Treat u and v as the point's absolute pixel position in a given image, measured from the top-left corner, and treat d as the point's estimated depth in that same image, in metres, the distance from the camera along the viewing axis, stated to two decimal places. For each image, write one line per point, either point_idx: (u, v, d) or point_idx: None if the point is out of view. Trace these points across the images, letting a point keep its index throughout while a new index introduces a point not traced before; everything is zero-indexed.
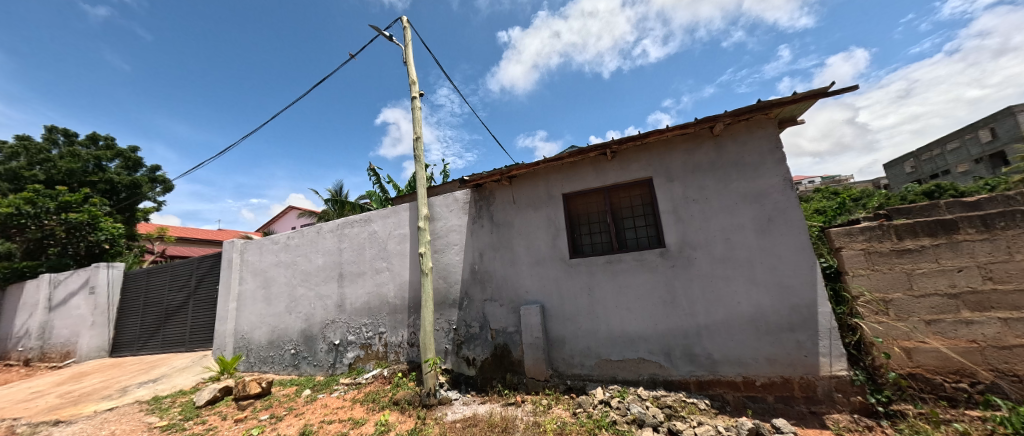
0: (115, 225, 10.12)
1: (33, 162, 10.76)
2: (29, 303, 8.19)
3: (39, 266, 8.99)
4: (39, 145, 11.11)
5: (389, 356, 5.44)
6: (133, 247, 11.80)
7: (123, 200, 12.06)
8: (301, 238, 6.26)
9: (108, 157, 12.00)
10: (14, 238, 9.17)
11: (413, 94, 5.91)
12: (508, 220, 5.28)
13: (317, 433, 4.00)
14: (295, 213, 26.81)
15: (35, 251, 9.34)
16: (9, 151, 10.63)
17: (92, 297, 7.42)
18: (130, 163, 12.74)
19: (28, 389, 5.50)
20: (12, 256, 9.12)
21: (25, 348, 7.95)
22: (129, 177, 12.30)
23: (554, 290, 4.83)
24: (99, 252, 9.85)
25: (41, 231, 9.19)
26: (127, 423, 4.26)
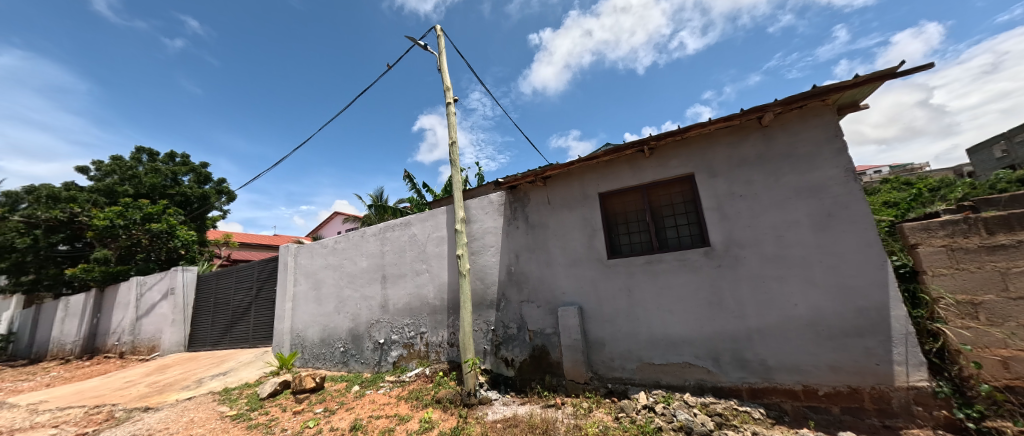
0: (189, 233, 11.32)
1: (125, 179, 12.25)
2: (122, 302, 9.32)
3: (130, 270, 10.25)
4: (129, 163, 12.62)
5: (430, 355, 5.60)
6: (204, 251, 13.09)
7: (195, 210, 13.43)
8: (347, 242, 6.61)
9: (183, 172, 13.38)
10: (110, 246, 10.47)
11: (447, 100, 6.07)
12: (543, 220, 5.26)
13: (367, 427, 4.20)
14: (340, 218, 28.46)
15: (126, 256, 10.56)
16: (106, 169, 12.20)
17: (172, 298, 8.30)
18: (201, 177, 14.14)
19: (123, 378, 6.24)
20: (108, 261, 10.27)
21: (119, 342, 9.04)
22: (200, 189, 13.65)
23: (591, 291, 4.74)
24: (177, 256, 11.18)
25: (130, 240, 10.41)
26: (203, 411, 4.72)
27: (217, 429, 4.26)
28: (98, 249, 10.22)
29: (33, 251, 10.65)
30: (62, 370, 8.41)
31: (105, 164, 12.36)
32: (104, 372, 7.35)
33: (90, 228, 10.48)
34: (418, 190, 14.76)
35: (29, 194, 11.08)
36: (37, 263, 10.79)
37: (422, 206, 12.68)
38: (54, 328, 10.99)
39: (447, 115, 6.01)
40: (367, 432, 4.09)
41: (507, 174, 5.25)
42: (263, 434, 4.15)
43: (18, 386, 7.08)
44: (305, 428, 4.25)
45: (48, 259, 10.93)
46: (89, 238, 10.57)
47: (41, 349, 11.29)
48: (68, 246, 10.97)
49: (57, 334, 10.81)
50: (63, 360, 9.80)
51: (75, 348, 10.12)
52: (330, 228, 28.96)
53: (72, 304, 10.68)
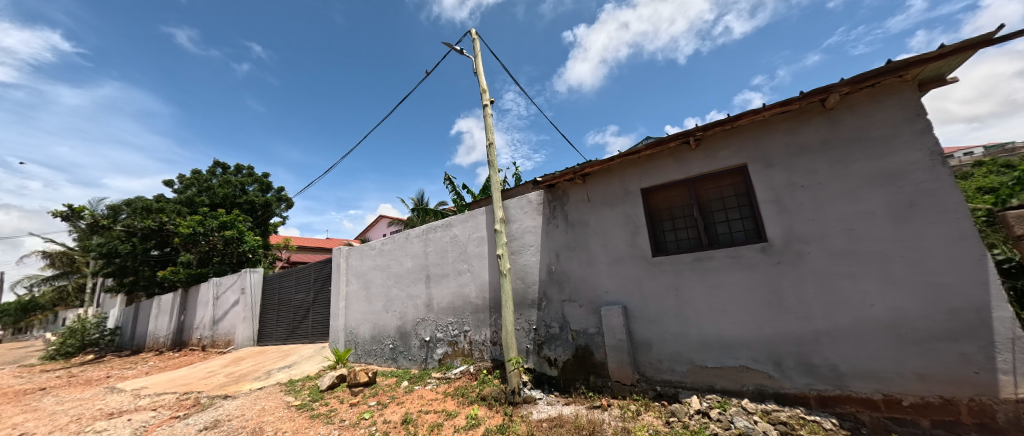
0: (255, 239, 12.48)
1: (203, 190, 13.74)
2: (202, 301, 10.43)
3: (209, 271, 11.46)
4: (205, 176, 14.11)
5: (474, 354, 5.71)
6: (268, 254, 14.32)
7: (260, 216, 14.72)
8: (393, 243, 6.92)
9: (249, 182, 14.72)
10: (192, 250, 11.65)
11: (484, 102, 6.16)
12: (583, 219, 5.18)
13: (417, 421, 4.36)
14: (385, 221, 29.99)
15: (205, 259, 11.78)
16: (187, 182, 13.73)
17: (243, 296, 9.16)
18: (264, 187, 15.45)
19: (205, 369, 6.98)
20: (190, 265, 11.49)
21: (200, 337, 10.12)
22: (263, 197, 14.93)
23: (636, 290, 4.58)
24: (246, 259, 12.33)
25: (208, 246, 11.63)
26: (272, 400, 5.15)
27: (285, 417, 4.63)
28: (183, 253, 11.46)
29: (132, 256, 12.13)
30: (157, 360, 9.60)
31: (187, 177, 13.92)
32: (190, 363, 8.28)
33: (176, 235, 11.77)
34: (457, 193, 15.17)
35: (129, 206, 12.72)
36: (134, 265, 12.23)
37: (462, 208, 13.00)
38: (149, 323, 12.54)
39: (485, 117, 6.12)
40: (418, 426, 4.25)
41: (545, 173, 5.23)
42: (324, 423, 4.44)
43: (124, 373, 8.16)
44: (361, 419, 4.49)
45: (144, 262, 12.39)
46: (175, 244, 11.91)
47: (139, 342, 12.96)
48: (159, 251, 12.41)
49: (152, 329, 12.32)
50: (156, 352, 11.16)
51: (166, 340, 11.50)
52: (375, 230, 30.55)
53: (162, 302, 12.14)
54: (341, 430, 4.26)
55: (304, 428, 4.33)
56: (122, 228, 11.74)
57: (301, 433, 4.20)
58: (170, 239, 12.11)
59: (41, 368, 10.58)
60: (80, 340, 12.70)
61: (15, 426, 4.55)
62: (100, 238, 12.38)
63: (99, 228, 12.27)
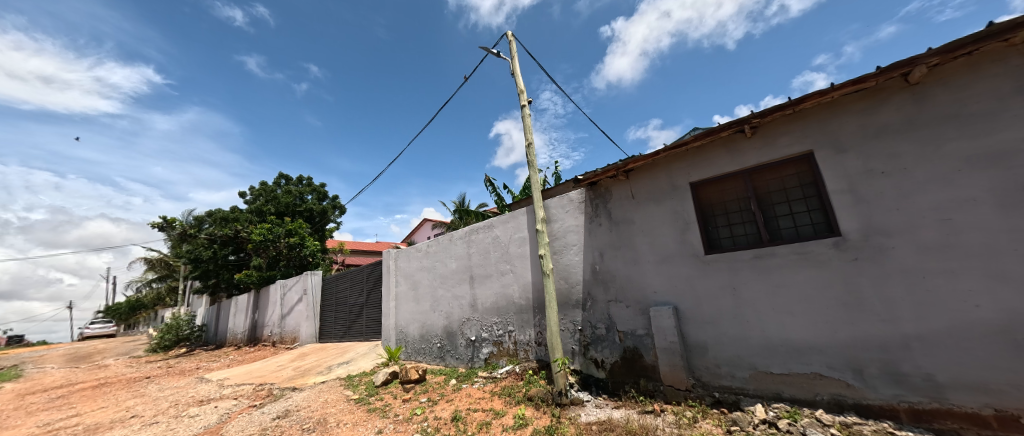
0: (314, 243, 13.57)
1: (269, 200, 15.13)
2: (271, 302, 11.48)
3: (277, 275, 12.66)
4: (271, 187, 15.55)
5: (519, 354, 5.72)
6: (326, 257, 15.44)
7: (318, 223, 15.92)
8: (437, 245, 7.14)
9: (308, 191, 15.97)
10: (262, 255, 12.85)
11: (522, 102, 6.17)
12: (628, 216, 4.99)
13: (466, 419, 4.45)
14: (430, 224, 31.22)
15: (274, 263, 12.96)
16: (257, 193, 15.20)
17: (306, 297, 9.95)
18: (321, 195, 16.69)
19: (276, 363, 7.66)
20: (261, 268, 12.71)
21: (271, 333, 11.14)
22: (320, 205, 16.13)
23: (687, 290, 4.33)
24: (307, 262, 13.41)
25: (276, 250, 12.82)
26: (334, 393, 5.53)
27: (345, 410, 4.94)
28: (255, 258, 12.69)
29: (214, 261, 13.52)
30: (236, 354, 10.69)
31: (257, 188, 15.42)
32: (263, 357, 9.14)
33: (249, 241, 13.04)
34: (497, 194, 15.40)
35: (210, 216, 14.32)
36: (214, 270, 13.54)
37: (503, 208, 13.16)
38: (228, 321, 14.04)
39: (523, 117, 6.13)
40: (467, 423, 4.34)
41: (586, 171, 5.12)
42: (380, 417, 4.68)
43: (210, 365, 9.19)
44: (414, 415, 4.68)
45: (223, 266, 13.73)
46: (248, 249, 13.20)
47: (222, 337, 14.55)
48: (235, 256, 13.75)
49: (231, 326, 13.77)
50: (235, 347, 12.46)
51: (242, 337, 12.79)
52: (419, 233, 31.86)
53: (238, 302, 13.54)
54: (396, 424, 4.46)
55: (362, 421, 4.59)
56: (206, 236, 13.24)
57: (361, 426, 4.45)
58: (244, 245, 13.44)
59: (147, 359, 12.27)
60: (176, 335, 14.51)
61: (128, 408, 5.29)
62: (188, 245, 14.05)
63: (186, 237, 13.93)
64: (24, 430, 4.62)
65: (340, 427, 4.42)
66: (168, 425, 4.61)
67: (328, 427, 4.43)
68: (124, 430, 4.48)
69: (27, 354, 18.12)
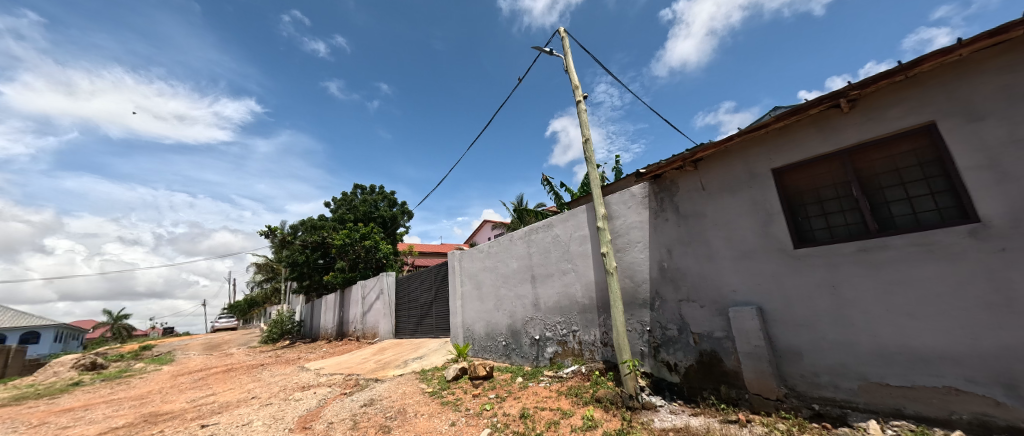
0: (387, 246, 14.83)
1: (348, 208, 16.83)
2: (354, 300, 12.74)
3: (357, 276, 14.05)
4: (351, 197, 17.29)
5: (584, 354, 5.62)
6: (398, 260, 16.72)
7: (390, 228, 17.31)
8: (499, 245, 7.32)
9: (381, 200, 17.43)
10: (344, 258, 14.33)
11: (577, 98, 6.06)
12: (698, 209, 4.61)
13: (534, 417, 4.49)
14: (490, 226, 32.20)
15: (355, 265, 14.38)
16: (339, 203, 17.02)
17: (383, 296, 10.90)
18: (392, 202, 18.05)
19: (360, 356, 8.47)
20: (345, 270, 14.18)
21: (354, 329, 12.38)
22: (391, 211, 17.51)
23: (773, 288, 3.88)
24: (383, 264, 14.64)
25: (355, 254, 14.25)
26: (410, 386, 5.94)
27: (421, 401, 5.29)
28: (340, 261, 14.19)
29: (308, 265, 15.16)
30: (327, 347, 12.04)
31: (338, 199, 17.25)
32: (350, 350, 10.20)
33: (333, 245, 14.64)
34: (555, 193, 15.34)
35: (302, 225, 16.34)
36: (306, 272, 15.35)
37: (562, 207, 13.07)
38: (320, 318, 15.89)
39: (579, 114, 6.02)
40: (535, 421, 4.37)
41: (649, 163, 4.86)
42: (453, 410, 4.93)
43: (308, 356, 10.51)
44: (483, 410, 4.84)
45: (315, 269, 15.31)
46: (333, 253, 14.82)
47: (315, 331, 16.49)
48: (324, 260, 15.15)
49: (322, 322, 15.57)
50: (326, 340, 14.06)
51: (331, 332, 14.37)
52: (483, 234, 33.12)
53: (326, 300, 15.25)
54: (468, 418, 4.67)
55: (437, 413, 4.88)
56: (300, 242, 15.16)
57: (436, 417, 4.73)
58: (329, 250, 15.12)
59: (261, 348, 14.46)
60: (281, 329, 16.85)
61: (248, 390, 6.24)
62: (286, 251, 16.20)
63: (285, 244, 16.09)
64: (177, 404, 5.69)
65: (418, 418, 4.74)
66: (278, 406, 5.34)
67: (407, 417, 4.79)
68: (246, 408, 5.29)
69: (179, 342, 22.56)
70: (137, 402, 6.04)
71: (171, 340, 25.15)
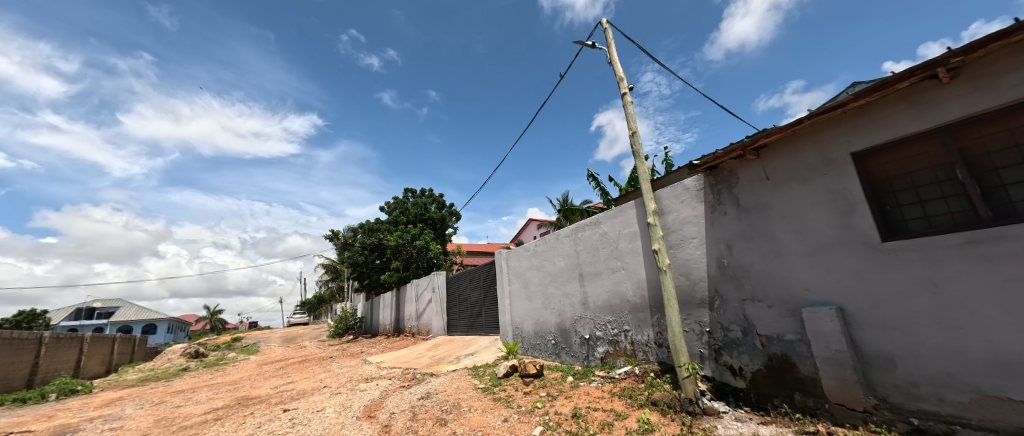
0: (437, 247, 15.46)
1: (400, 211, 17.78)
2: (408, 298, 13.48)
3: (411, 275, 14.84)
4: (402, 200, 18.24)
5: (638, 355, 5.43)
6: (447, 259, 17.37)
7: (439, 229, 18.03)
8: (545, 244, 7.32)
9: (430, 202, 18.18)
10: (398, 259, 15.21)
11: (622, 90, 5.86)
12: (762, 201, 4.24)
13: (587, 417, 4.42)
14: (535, 224, 32.39)
15: (408, 265, 15.21)
16: (393, 206, 18.05)
17: (435, 294, 11.41)
18: (440, 204, 18.74)
19: (416, 351, 8.94)
20: (399, 269, 15.05)
21: (410, 325, 13.09)
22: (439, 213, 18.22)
23: (856, 287, 3.43)
24: (433, 263, 15.31)
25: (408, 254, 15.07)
26: (463, 381, 6.14)
27: (475, 397, 5.45)
28: (394, 261, 15.09)
29: (366, 265, 16.34)
30: (386, 342, 12.85)
31: (391, 203, 18.29)
32: (406, 345, 10.80)
33: (388, 246, 15.59)
34: (602, 189, 14.99)
35: (361, 228, 17.58)
36: (365, 272, 16.51)
37: (610, 203, 12.72)
38: (379, 314, 16.99)
39: (625, 106, 5.81)
40: (588, 421, 4.31)
41: (703, 154, 4.57)
42: (505, 406, 5.02)
43: (370, 350, 11.30)
44: (535, 408, 4.87)
45: (373, 268, 16.44)
46: (388, 254, 15.77)
47: (374, 327, 17.67)
48: (381, 260, 16.23)
49: (381, 318, 16.65)
50: (385, 336, 15.01)
51: (389, 328, 15.31)
52: (528, 234, 33.31)
53: (383, 298, 16.28)
54: (520, 415, 4.72)
55: (490, 408, 4.99)
56: (359, 244, 16.36)
57: (489, 413, 4.85)
58: (385, 251, 16.10)
59: (328, 342, 15.81)
60: (345, 325, 18.32)
61: (320, 380, 6.86)
62: (347, 252, 17.57)
63: (346, 246, 17.44)
64: (263, 390, 6.41)
65: (472, 413, 4.88)
66: (346, 396, 5.80)
67: (462, 411, 4.96)
68: (320, 396, 5.82)
69: (263, 334, 25.49)
70: (232, 387, 6.88)
71: (256, 333, 28.48)
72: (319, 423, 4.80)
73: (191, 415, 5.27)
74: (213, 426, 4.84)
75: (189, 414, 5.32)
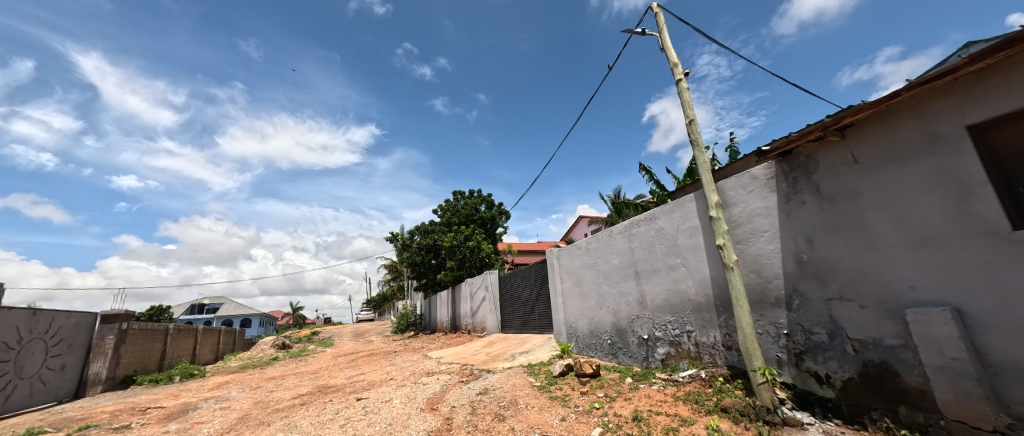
0: (488, 246, 15.81)
1: (452, 213, 18.43)
2: (463, 296, 13.98)
3: (464, 274, 15.40)
4: (454, 202, 18.93)
5: (703, 357, 5.09)
6: (499, 258, 17.70)
7: (490, 228, 18.51)
8: (598, 241, 7.15)
9: (479, 202, 18.68)
10: (452, 259, 15.85)
11: (677, 77, 5.52)
12: (849, 188, 3.71)
13: (649, 421, 4.23)
14: (585, 221, 31.77)
15: (462, 265, 15.79)
16: (445, 208, 18.83)
17: (489, 292, 11.72)
18: (490, 203, 19.17)
19: (472, 348, 9.24)
20: (454, 269, 15.70)
21: (465, 323, 13.57)
22: (489, 213, 18.65)
23: (980, 285, 2.84)
24: (485, 262, 15.74)
25: (461, 254, 15.66)
26: (519, 379, 6.22)
27: (532, 394, 5.50)
28: (449, 261, 15.75)
29: (423, 265, 17.26)
30: (443, 338, 13.44)
31: (443, 205, 19.04)
32: (463, 342, 11.22)
33: (443, 247, 16.30)
34: (657, 182, 14.25)
35: (416, 230, 18.57)
36: (423, 272, 17.39)
37: (667, 197, 12.05)
38: (436, 311, 17.82)
39: (680, 93, 5.47)
40: (651, 425, 4.12)
41: (774, 138, 4.15)
42: (562, 405, 4.99)
43: (429, 346, 11.91)
44: (593, 408, 4.79)
45: (429, 268, 17.33)
46: (443, 254, 16.46)
47: (432, 324, 18.56)
48: (436, 260, 17.05)
49: (438, 315, 17.46)
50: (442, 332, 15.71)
51: (446, 325, 15.99)
52: (578, 231, 32.79)
53: (440, 296, 17.03)
54: (578, 414, 4.67)
55: (547, 407, 5.00)
56: (416, 245, 17.31)
57: (547, 411, 4.86)
58: (440, 251, 16.82)
59: (392, 338, 16.96)
60: (406, 321, 19.51)
61: (387, 372, 7.38)
62: (406, 253, 18.67)
63: (404, 247, 18.55)
64: (340, 379, 7.06)
65: (529, 410, 4.93)
66: (410, 388, 6.17)
67: (520, 408, 5.02)
68: (388, 387, 6.25)
69: (337, 329, 28.11)
70: (313, 376, 7.66)
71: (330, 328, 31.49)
72: (388, 413, 5.15)
73: (282, 399, 5.95)
74: (300, 410, 5.42)
75: (280, 398, 6.01)
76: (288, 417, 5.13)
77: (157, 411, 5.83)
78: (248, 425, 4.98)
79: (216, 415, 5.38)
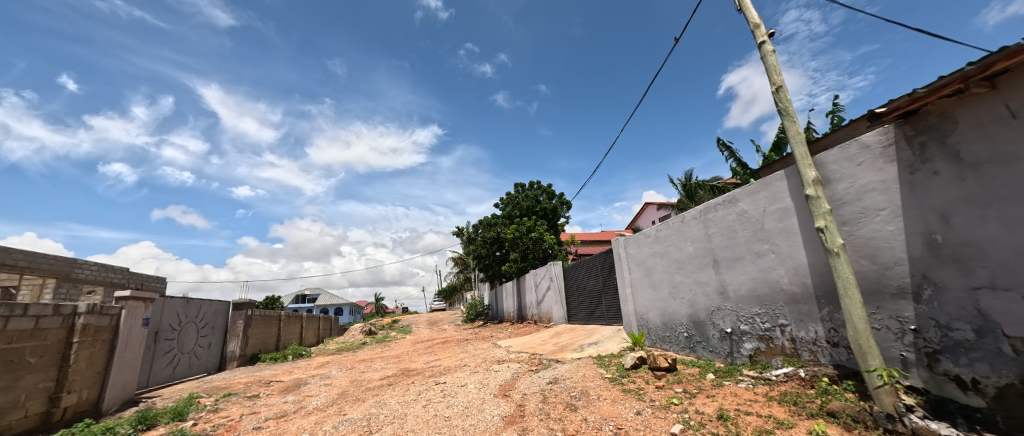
0: (550, 238, 15.83)
1: (513, 206, 18.70)
2: (529, 287, 14.14)
3: (528, 266, 15.63)
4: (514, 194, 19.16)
5: (801, 355, 4.52)
6: (562, 249, 17.58)
7: (551, 219, 18.54)
8: (668, 229, 6.73)
9: (539, 194, 18.71)
10: (516, 251, 16.17)
11: (760, 40, 4.89)
12: (1004, 149, 2.94)
13: (737, 421, 3.90)
14: (654, 207, 30.16)
15: (525, 256, 16.06)
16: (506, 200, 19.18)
17: (554, 283, 11.75)
18: (550, 194, 19.10)
19: (539, 337, 9.38)
20: (518, 260, 16.04)
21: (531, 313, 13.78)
22: (550, 204, 18.61)
23: None
24: (548, 254, 15.82)
25: (524, 246, 15.90)
26: (589, 370, 6.14)
27: (603, 386, 5.40)
28: (512, 253, 16.09)
29: (488, 257, 17.91)
30: (511, 328, 13.85)
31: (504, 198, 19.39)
32: (531, 332, 11.44)
33: (506, 239, 16.69)
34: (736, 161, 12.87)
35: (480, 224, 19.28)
36: (489, 264, 17.96)
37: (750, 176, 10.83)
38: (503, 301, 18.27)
39: (764, 58, 4.85)
40: (739, 426, 3.79)
41: (891, 98, 3.50)
42: (637, 399, 4.82)
43: (498, 335, 12.35)
44: (672, 404, 4.55)
45: (494, 260, 17.91)
46: (506, 246, 16.85)
47: (499, 314, 19.17)
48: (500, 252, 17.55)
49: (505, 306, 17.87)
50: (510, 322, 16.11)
51: (513, 316, 16.34)
52: (644, 218, 31.25)
53: (506, 288, 17.40)
54: (654, 409, 4.47)
55: (621, 399, 4.87)
56: (481, 238, 17.98)
57: (620, 403, 4.74)
58: (503, 244, 17.27)
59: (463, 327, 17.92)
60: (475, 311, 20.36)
61: (461, 359, 7.84)
62: (471, 246, 19.46)
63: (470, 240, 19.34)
64: (420, 363, 7.68)
65: (602, 401, 4.86)
66: (483, 374, 6.48)
67: (591, 399, 4.98)
68: (462, 373, 6.63)
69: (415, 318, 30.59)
70: (397, 359, 8.43)
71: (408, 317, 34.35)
72: (465, 396, 5.47)
73: (373, 379, 6.64)
74: (388, 389, 6.01)
75: (371, 378, 6.71)
76: (378, 395, 5.72)
77: (277, 384, 6.89)
78: (347, 400, 5.67)
79: (321, 390, 6.20)
